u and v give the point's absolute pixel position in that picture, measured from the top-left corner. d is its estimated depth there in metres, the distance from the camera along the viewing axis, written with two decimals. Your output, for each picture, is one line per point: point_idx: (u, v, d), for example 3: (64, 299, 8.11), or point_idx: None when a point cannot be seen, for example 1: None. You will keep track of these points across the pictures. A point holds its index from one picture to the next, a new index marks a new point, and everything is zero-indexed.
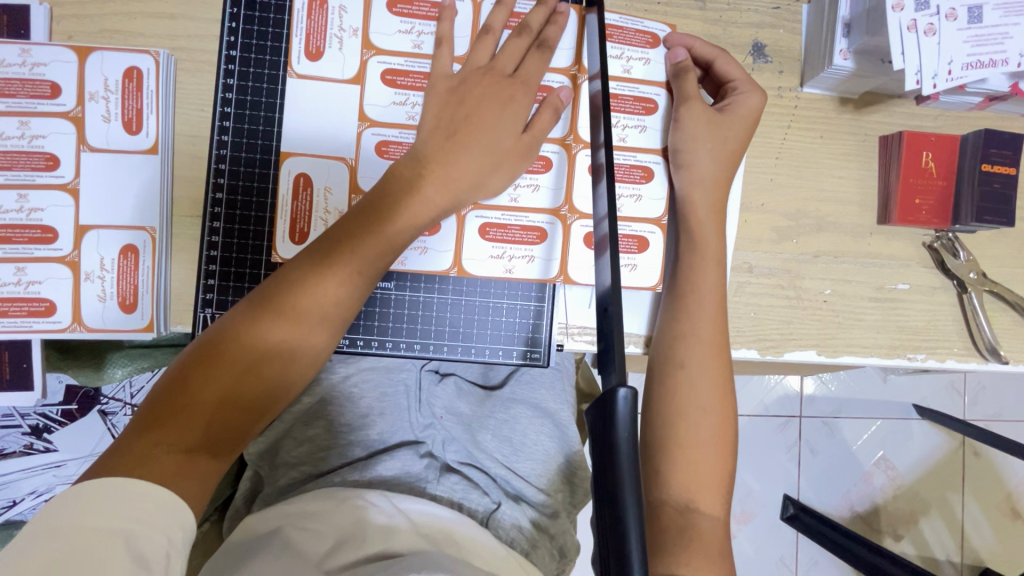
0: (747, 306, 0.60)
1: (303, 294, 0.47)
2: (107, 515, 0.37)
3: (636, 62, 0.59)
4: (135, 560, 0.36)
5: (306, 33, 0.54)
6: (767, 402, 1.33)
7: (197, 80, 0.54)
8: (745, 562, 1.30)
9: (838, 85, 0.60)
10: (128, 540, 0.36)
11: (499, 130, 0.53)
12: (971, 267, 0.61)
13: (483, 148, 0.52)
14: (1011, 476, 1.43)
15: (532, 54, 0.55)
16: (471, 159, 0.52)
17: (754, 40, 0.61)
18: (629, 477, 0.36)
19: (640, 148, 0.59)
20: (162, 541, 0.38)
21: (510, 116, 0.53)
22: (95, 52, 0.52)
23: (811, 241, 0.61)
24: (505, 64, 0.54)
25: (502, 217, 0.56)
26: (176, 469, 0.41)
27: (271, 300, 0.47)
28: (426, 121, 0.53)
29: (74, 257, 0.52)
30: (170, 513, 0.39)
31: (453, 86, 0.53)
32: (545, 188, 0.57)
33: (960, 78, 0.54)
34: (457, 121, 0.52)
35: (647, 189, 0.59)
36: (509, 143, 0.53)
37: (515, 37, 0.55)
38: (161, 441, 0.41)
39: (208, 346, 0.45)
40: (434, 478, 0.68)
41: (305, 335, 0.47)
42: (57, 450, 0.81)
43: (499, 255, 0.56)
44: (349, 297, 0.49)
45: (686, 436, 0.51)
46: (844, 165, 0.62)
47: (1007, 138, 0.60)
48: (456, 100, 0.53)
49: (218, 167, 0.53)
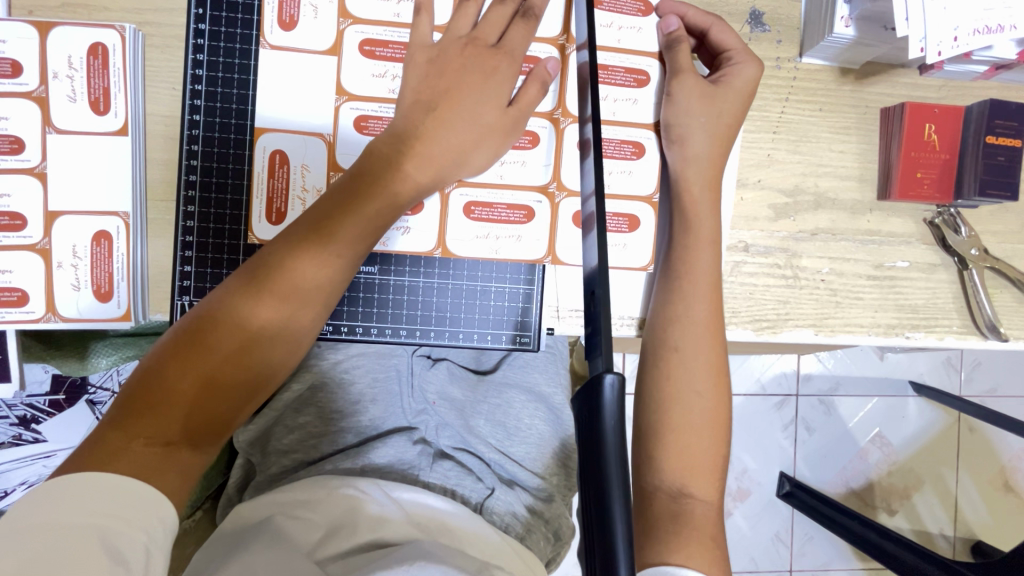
0: (742, 286, 0.59)
1: (286, 276, 0.46)
2: (82, 510, 0.36)
3: (627, 30, 0.56)
4: (112, 557, 0.35)
5: (279, 3, 0.51)
6: (764, 381, 1.32)
7: (166, 56, 0.52)
8: (740, 538, 1.31)
9: (839, 55, 0.57)
10: (105, 537, 0.35)
11: (483, 104, 0.51)
12: (972, 244, 0.59)
13: (465, 123, 0.50)
14: (1004, 451, 1.44)
15: (517, 23, 0.52)
16: (452, 136, 0.50)
17: (751, 8, 0.58)
18: (617, 468, 0.35)
19: (631, 123, 0.57)
20: (140, 537, 0.37)
21: (492, 90, 0.51)
22: (57, 28, 0.49)
23: (809, 219, 0.60)
24: (488, 34, 0.52)
25: (488, 196, 0.54)
26: (156, 461, 0.40)
27: (251, 284, 0.45)
28: (405, 96, 0.51)
29: (45, 245, 0.50)
30: (149, 506, 0.38)
31: (432, 57, 0.51)
32: (533, 165, 0.55)
33: (967, 45, 0.51)
34: (436, 95, 0.50)
35: (638, 166, 0.57)
36: (496, 118, 0.51)
37: (498, 4, 0.52)
38: (140, 433, 0.40)
39: (190, 330, 0.44)
40: (426, 465, 0.67)
41: (290, 317, 0.46)
42: (46, 440, 0.79)
43: (485, 235, 0.55)
44: (334, 279, 0.47)
45: (678, 420, 0.50)
46: (844, 139, 0.60)
47: (1012, 108, 0.57)
48: (436, 73, 0.50)
49: (191, 148, 0.51)
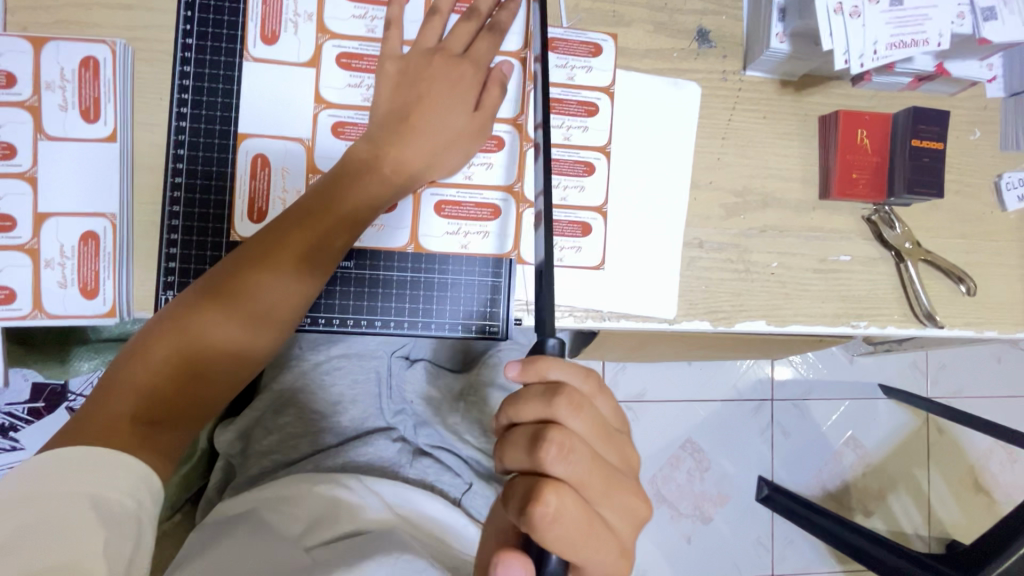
0: (698, 280, 0.63)
1: (256, 278, 0.48)
2: (67, 480, 0.37)
3: (579, 70, 0.62)
4: (103, 518, 0.37)
5: (262, 18, 0.55)
6: (739, 386, 1.37)
7: (155, 70, 0.55)
8: (720, 541, 1.33)
9: (778, 68, 0.63)
10: (94, 502, 0.37)
11: (451, 112, 0.55)
12: (906, 238, 0.65)
13: (435, 129, 0.55)
14: (971, 449, 1.49)
15: (483, 36, 0.57)
16: (422, 143, 0.54)
17: (698, 27, 0.64)
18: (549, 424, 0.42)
19: (583, 147, 0.62)
20: (129, 502, 0.39)
21: (460, 98, 0.55)
22: (51, 43, 0.53)
23: (757, 217, 0.65)
24: (454, 46, 0.56)
25: (457, 195, 0.58)
26: (140, 440, 0.42)
27: (226, 281, 0.48)
28: (380, 107, 0.55)
29: (33, 245, 0.52)
30: (135, 475, 0.40)
31: (402, 67, 0.55)
32: (497, 166, 0.59)
33: (885, 58, 0.57)
34: (408, 106, 0.54)
35: (588, 182, 0.62)
36: (462, 128, 0.55)
37: (464, 20, 0.57)
38: (124, 416, 0.43)
39: (163, 328, 0.46)
40: (406, 463, 0.71)
41: (259, 322, 0.49)
42: (24, 448, 0.81)
43: (454, 231, 0.59)
44: (303, 283, 0.50)
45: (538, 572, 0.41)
46: (787, 144, 0.65)
47: (934, 115, 0.63)
48: (407, 82, 0.55)
49: (177, 153, 0.54)
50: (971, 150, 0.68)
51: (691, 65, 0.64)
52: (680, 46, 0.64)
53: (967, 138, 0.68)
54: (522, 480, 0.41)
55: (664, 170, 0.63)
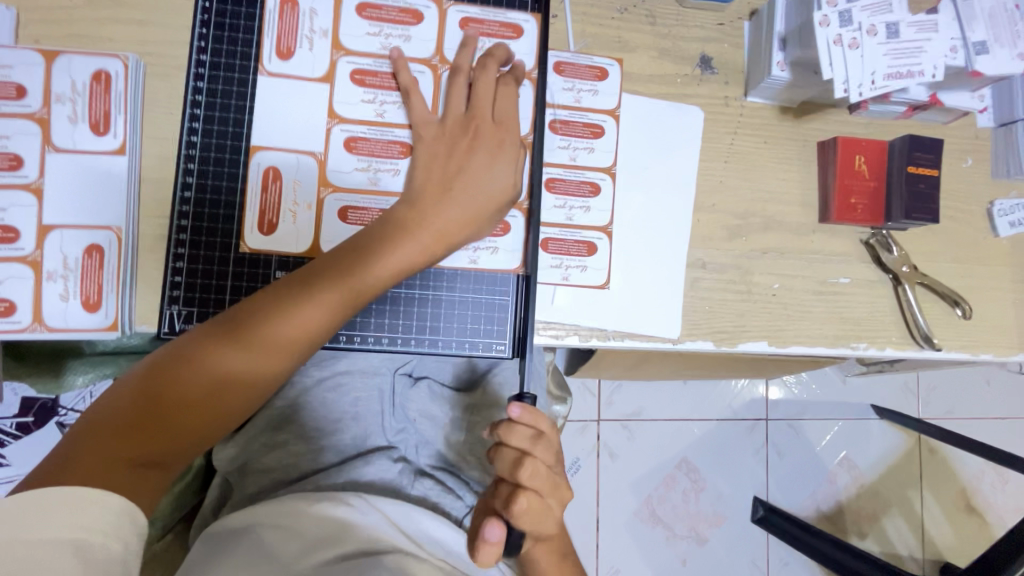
0: (702, 300, 0.64)
1: (265, 329, 0.47)
2: (50, 525, 0.35)
3: (586, 93, 0.63)
4: (88, 567, 0.35)
5: (277, 34, 0.56)
6: (735, 406, 1.37)
7: (166, 85, 0.55)
8: (716, 564, 1.32)
9: (778, 95, 0.65)
10: (78, 547, 0.35)
11: (489, 176, 0.55)
12: (902, 261, 0.66)
13: (475, 197, 0.54)
14: (963, 472, 1.50)
15: (507, 94, 0.57)
16: (459, 210, 0.54)
17: (701, 54, 0.66)
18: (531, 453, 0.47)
19: (589, 167, 0.63)
20: (117, 547, 0.37)
21: (497, 162, 0.55)
22: (64, 56, 0.53)
23: (759, 239, 0.66)
24: (485, 111, 0.56)
25: None
26: (134, 478, 0.41)
27: (236, 327, 0.47)
28: (417, 177, 0.55)
29: (36, 257, 0.52)
30: (123, 517, 0.38)
31: (438, 133, 0.56)
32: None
33: (882, 88, 0.59)
34: (449, 174, 0.54)
35: (595, 203, 0.62)
36: (503, 196, 0.55)
37: (484, 71, 0.57)
38: (118, 455, 0.42)
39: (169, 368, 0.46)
40: (409, 483, 0.70)
41: (261, 366, 0.48)
42: (10, 464, 0.79)
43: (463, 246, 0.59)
44: (321, 330, 0.49)
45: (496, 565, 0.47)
46: (787, 168, 0.67)
47: (929, 142, 0.65)
48: (446, 148, 0.55)
49: (188, 166, 0.54)
50: (963, 177, 0.70)
51: (693, 90, 0.65)
52: (684, 72, 0.65)
53: (960, 165, 0.70)
54: (502, 488, 0.47)
55: (668, 192, 0.64)
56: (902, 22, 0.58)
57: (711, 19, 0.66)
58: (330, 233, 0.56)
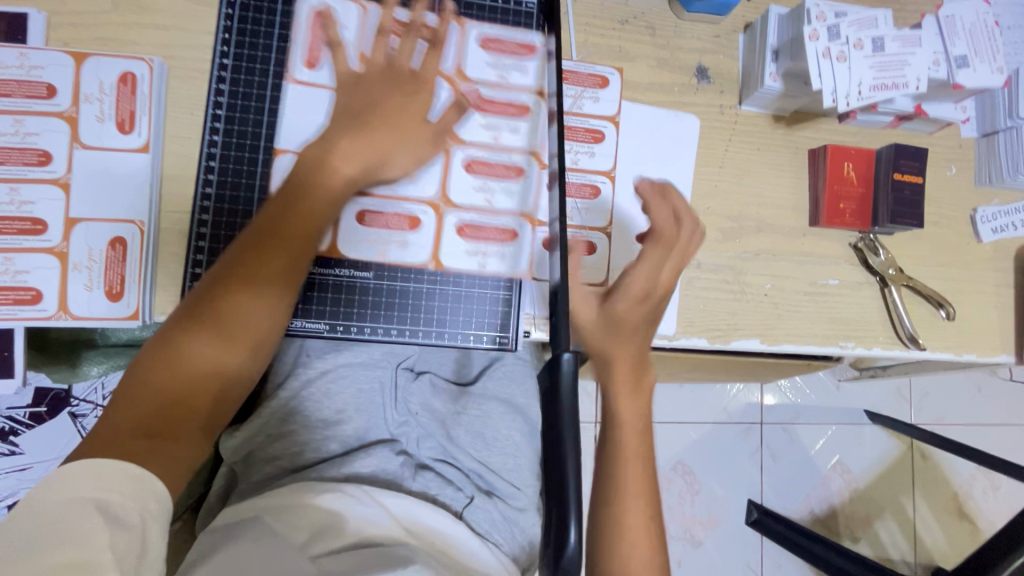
0: (696, 299, 0.67)
1: (226, 308, 0.49)
2: (79, 487, 0.39)
3: (588, 99, 0.66)
4: (110, 523, 0.39)
5: (307, 48, 0.60)
6: (729, 408, 1.39)
7: (188, 86, 0.58)
8: (711, 564, 1.34)
9: (771, 104, 0.68)
10: (102, 506, 0.39)
11: (402, 115, 0.57)
12: (889, 264, 0.69)
13: (393, 128, 0.57)
14: (954, 476, 1.52)
15: (432, 52, 0.61)
16: (378, 143, 0.56)
17: (698, 64, 0.69)
18: (572, 448, 0.39)
19: (589, 171, 0.65)
20: (137, 507, 0.40)
21: (411, 103, 0.58)
22: (92, 58, 0.56)
23: (752, 241, 0.68)
24: (404, 59, 0.59)
25: (477, 218, 0.62)
26: (158, 453, 0.44)
27: (197, 317, 0.48)
28: (333, 115, 0.58)
29: (62, 248, 0.54)
30: (143, 482, 0.41)
31: (356, 79, 0.58)
32: (510, 190, 0.63)
33: (868, 98, 0.62)
34: (359, 114, 0.56)
35: (594, 208, 0.65)
36: (416, 125, 0.58)
37: (432, 49, 0.61)
38: (133, 428, 0.44)
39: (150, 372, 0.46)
40: (409, 475, 0.73)
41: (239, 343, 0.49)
42: (23, 452, 0.80)
43: (472, 252, 0.62)
44: (273, 290, 0.52)
45: (621, 471, 0.51)
46: (779, 175, 0.70)
47: (914, 151, 0.68)
48: (356, 97, 0.57)
49: (208, 164, 0.57)
50: (948, 185, 0.73)
51: (690, 99, 0.68)
52: (681, 81, 0.68)
53: (945, 173, 0.73)
54: None
55: None
56: (887, 37, 0.62)
57: (708, 32, 0.69)
58: (346, 234, 0.60)
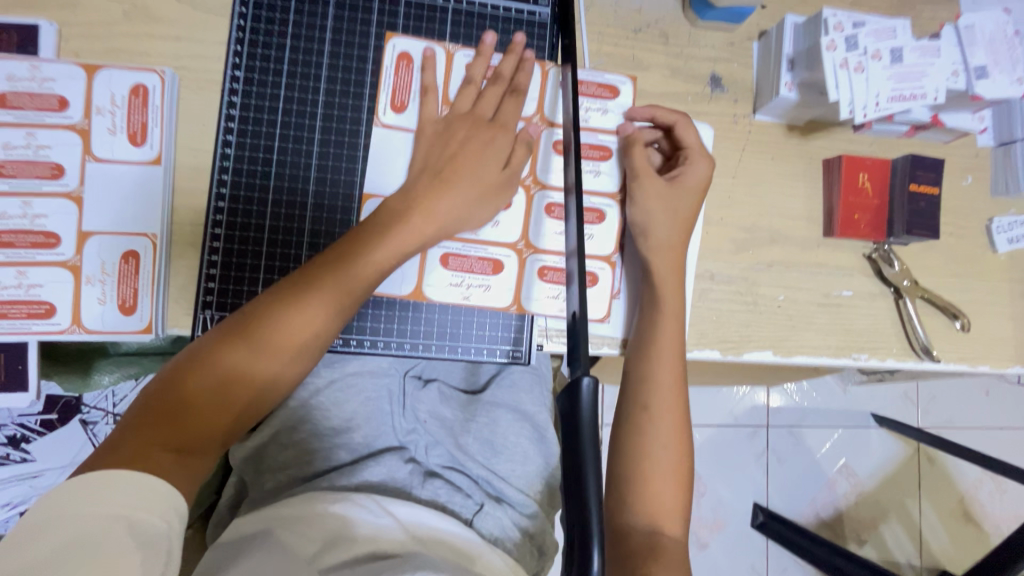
0: (709, 310, 0.66)
1: (282, 322, 0.50)
2: (107, 501, 0.39)
3: (595, 112, 0.65)
4: (136, 539, 0.39)
5: (396, 91, 0.60)
6: (736, 412, 1.39)
7: (199, 98, 0.58)
8: (717, 568, 1.34)
9: (785, 113, 0.67)
10: (129, 522, 0.39)
11: (485, 167, 0.58)
12: (904, 275, 0.69)
13: (473, 181, 0.57)
14: (961, 480, 1.51)
15: (509, 99, 0.61)
16: (462, 194, 0.57)
17: (711, 73, 0.68)
18: (592, 462, 0.41)
19: (594, 193, 0.65)
20: (162, 524, 0.41)
21: (492, 154, 0.59)
22: (104, 70, 0.55)
23: (765, 252, 0.68)
24: (485, 108, 0.60)
25: (462, 248, 0.62)
26: (175, 465, 0.44)
27: (253, 325, 0.49)
28: (416, 166, 0.58)
29: (76, 262, 0.54)
30: (167, 499, 0.42)
31: (438, 130, 0.59)
32: (504, 224, 0.63)
33: (886, 110, 0.61)
34: (443, 160, 0.58)
35: (599, 230, 0.65)
36: (495, 177, 0.59)
37: (491, 85, 0.61)
38: (156, 440, 0.44)
39: (194, 369, 0.47)
40: (418, 484, 0.72)
41: (280, 361, 0.50)
42: (35, 460, 0.81)
43: (460, 284, 0.62)
44: (330, 322, 0.51)
45: (654, 446, 0.56)
46: (793, 184, 0.69)
47: (931, 162, 0.67)
48: (442, 142, 0.59)
49: (221, 177, 0.57)
50: (963, 194, 0.72)
51: (704, 108, 0.68)
52: (695, 90, 0.68)
53: (960, 183, 0.72)
54: None
55: None
56: (906, 47, 0.61)
57: (722, 40, 0.68)
58: (433, 277, 0.61)
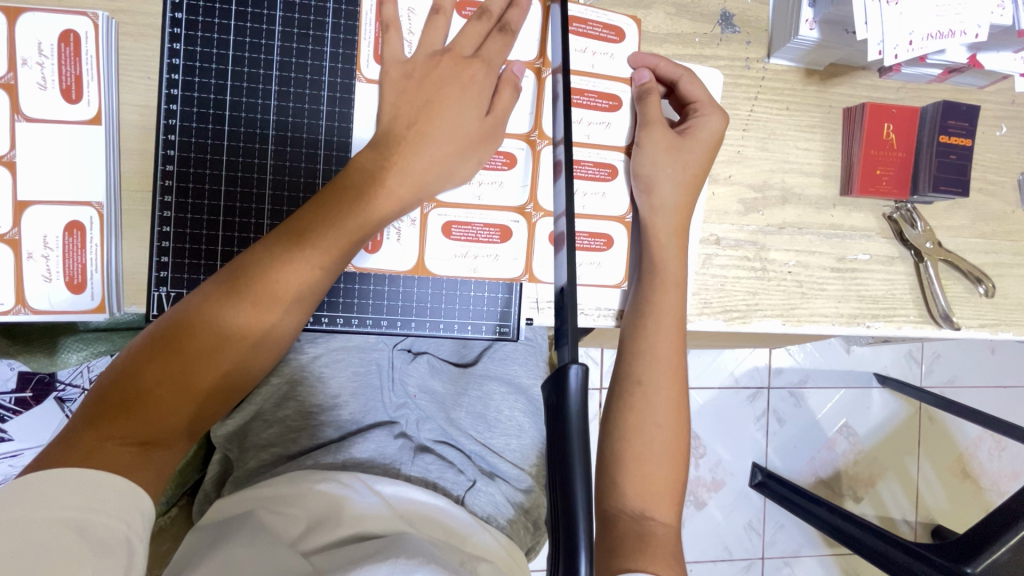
0: (714, 278, 0.61)
1: (261, 284, 0.45)
2: (54, 504, 0.36)
3: (601, 56, 0.58)
4: (90, 545, 0.35)
5: (376, 37, 0.54)
6: (738, 374, 1.36)
7: (142, 46, 0.51)
8: (716, 528, 1.34)
9: (804, 56, 0.60)
10: (81, 528, 0.35)
11: (463, 115, 0.52)
12: (927, 237, 0.63)
13: (449, 135, 0.52)
14: (961, 438, 1.50)
15: (494, 38, 0.54)
16: (436, 150, 0.51)
17: (722, 10, 0.60)
18: (580, 454, 0.39)
19: (605, 146, 0.59)
20: (121, 527, 0.37)
21: (472, 100, 0.53)
22: (28, 14, 0.48)
23: (777, 213, 0.62)
24: (463, 48, 0.54)
25: (467, 216, 0.57)
26: (130, 460, 0.40)
27: (229, 287, 0.45)
28: (384, 118, 0.53)
29: (14, 235, 0.49)
30: (128, 498, 0.38)
31: (407, 73, 0.53)
32: (510, 185, 0.57)
33: (920, 49, 0.54)
34: (417, 111, 0.52)
35: (612, 188, 0.59)
36: (478, 130, 0.53)
37: (474, 22, 0.54)
38: (112, 435, 0.40)
39: (166, 340, 0.43)
40: (408, 460, 0.68)
41: (261, 325, 0.45)
42: (13, 438, 0.80)
43: (463, 254, 0.57)
44: (316, 282, 0.47)
45: (651, 423, 0.52)
46: (810, 137, 0.62)
47: (963, 110, 0.61)
48: (414, 87, 0.52)
49: (168, 138, 0.51)
50: (997, 146, 0.66)
51: (713, 51, 0.60)
52: (702, 31, 0.60)
53: (995, 133, 0.66)
54: None
55: None
56: None
57: None
58: (435, 249, 0.57)
